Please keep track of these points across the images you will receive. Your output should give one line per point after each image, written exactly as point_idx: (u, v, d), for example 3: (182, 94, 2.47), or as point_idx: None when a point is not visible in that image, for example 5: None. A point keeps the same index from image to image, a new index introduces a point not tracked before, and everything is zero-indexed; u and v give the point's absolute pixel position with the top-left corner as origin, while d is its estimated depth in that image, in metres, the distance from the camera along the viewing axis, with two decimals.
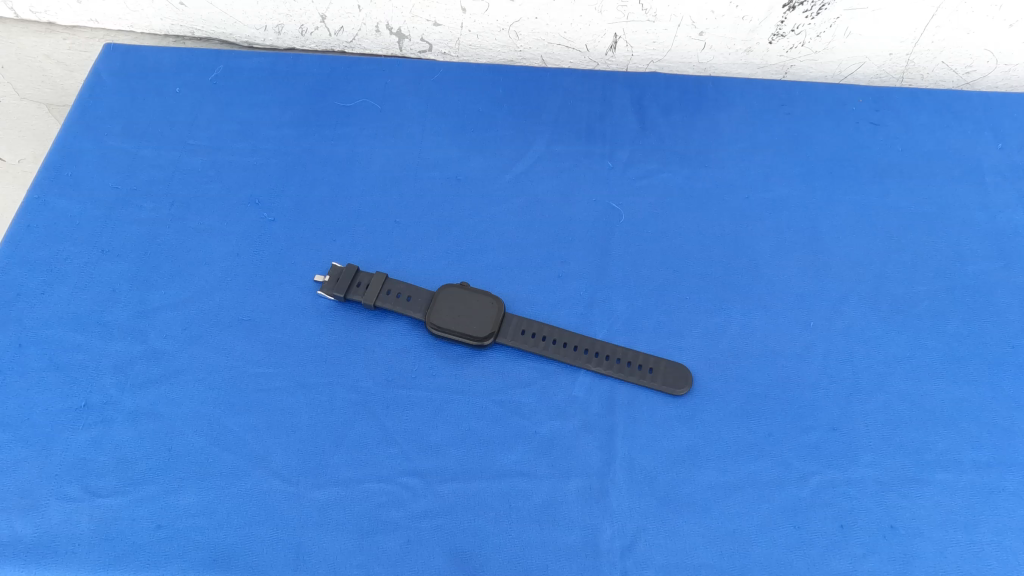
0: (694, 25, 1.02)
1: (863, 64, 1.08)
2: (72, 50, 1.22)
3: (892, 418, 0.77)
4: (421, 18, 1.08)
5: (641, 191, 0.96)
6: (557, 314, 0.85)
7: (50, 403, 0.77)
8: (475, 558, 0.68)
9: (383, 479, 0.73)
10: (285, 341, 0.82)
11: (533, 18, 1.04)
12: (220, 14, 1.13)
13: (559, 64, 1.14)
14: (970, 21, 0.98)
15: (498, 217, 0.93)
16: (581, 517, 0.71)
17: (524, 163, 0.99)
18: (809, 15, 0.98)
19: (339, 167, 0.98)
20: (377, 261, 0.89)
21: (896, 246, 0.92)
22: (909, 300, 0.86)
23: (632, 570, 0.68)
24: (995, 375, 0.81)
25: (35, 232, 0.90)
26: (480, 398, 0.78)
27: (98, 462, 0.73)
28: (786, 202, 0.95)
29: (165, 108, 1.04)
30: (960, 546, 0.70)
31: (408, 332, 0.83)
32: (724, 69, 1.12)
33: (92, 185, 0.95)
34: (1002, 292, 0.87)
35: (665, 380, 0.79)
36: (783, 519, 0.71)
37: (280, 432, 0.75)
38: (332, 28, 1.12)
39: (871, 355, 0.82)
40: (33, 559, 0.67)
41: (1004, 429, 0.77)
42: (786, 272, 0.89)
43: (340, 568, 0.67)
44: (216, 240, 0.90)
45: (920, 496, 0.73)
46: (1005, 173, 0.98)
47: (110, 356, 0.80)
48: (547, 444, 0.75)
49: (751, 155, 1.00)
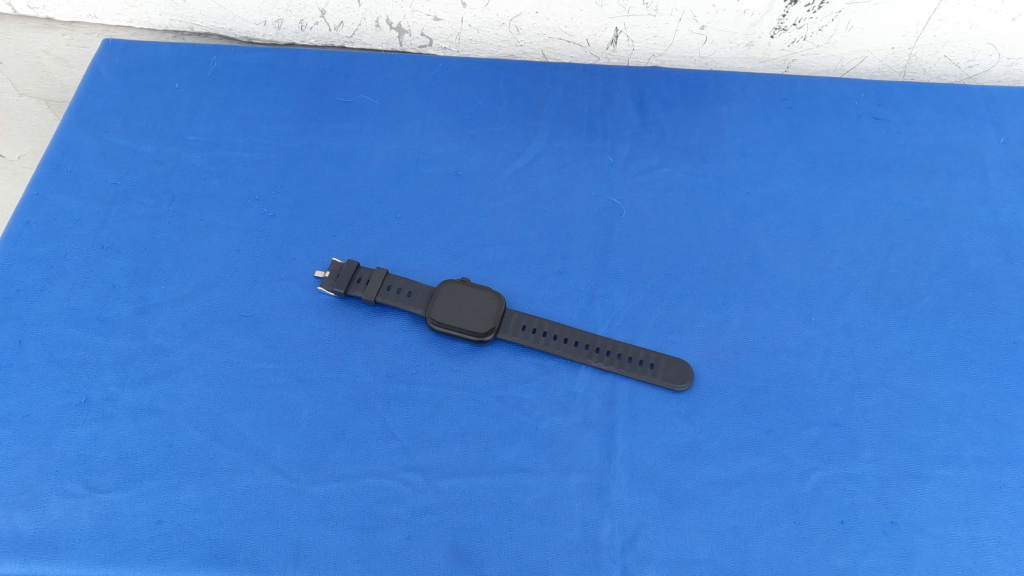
0: (695, 18, 1.02)
1: (865, 58, 1.08)
2: (71, 45, 1.22)
3: (892, 415, 0.77)
4: (421, 13, 1.07)
5: (641, 186, 0.96)
6: (557, 310, 0.85)
7: (50, 400, 0.77)
8: (474, 554, 0.69)
9: (383, 474, 0.73)
10: (286, 338, 0.82)
11: (534, 13, 1.04)
12: (220, 10, 1.13)
13: (560, 58, 1.14)
14: (973, 15, 0.98)
15: (498, 212, 0.93)
16: (581, 513, 0.71)
17: (525, 158, 0.99)
18: (811, 9, 0.98)
19: (340, 163, 0.98)
20: (377, 256, 0.89)
21: (897, 240, 0.91)
22: (909, 296, 0.86)
23: (632, 566, 0.68)
24: (996, 372, 0.81)
25: (34, 228, 0.90)
26: (480, 394, 0.78)
27: (98, 458, 0.73)
28: (787, 197, 0.95)
29: (160, 104, 1.04)
30: (960, 541, 0.70)
31: (409, 327, 0.84)
32: (725, 63, 1.11)
33: (91, 180, 0.95)
34: (1004, 287, 0.87)
35: (666, 375, 0.79)
36: (783, 515, 0.71)
37: (281, 428, 0.76)
38: (332, 23, 1.12)
39: (872, 351, 0.82)
40: (34, 554, 0.67)
41: (1005, 425, 0.77)
42: (787, 268, 0.89)
43: (340, 563, 0.68)
44: (217, 236, 0.90)
45: (921, 492, 0.73)
46: (1007, 168, 0.98)
47: (111, 353, 0.81)
48: (547, 440, 0.76)
49: (752, 150, 1.00)
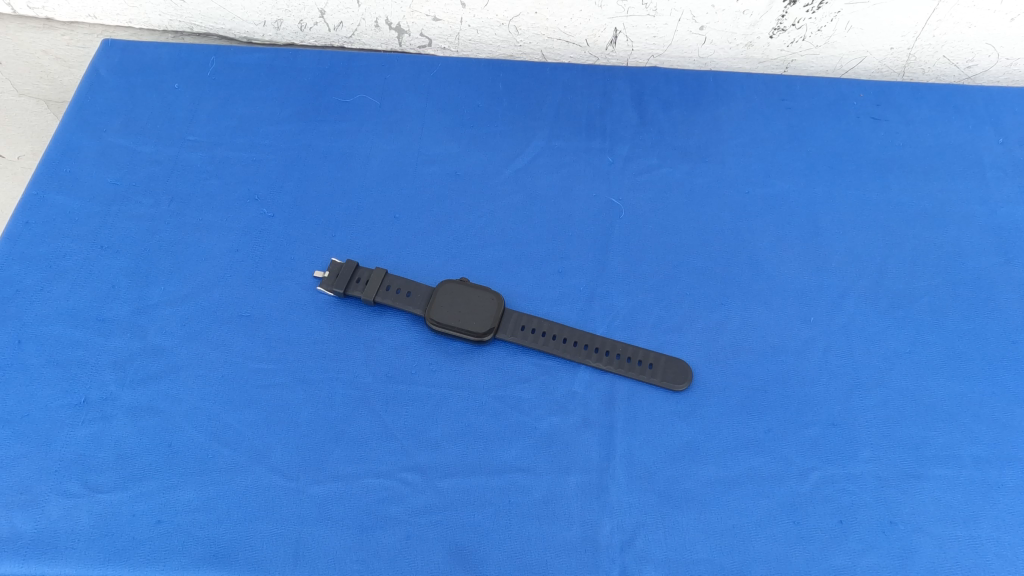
0: (694, 19, 1.02)
1: (864, 58, 1.08)
2: (71, 46, 1.22)
3: (891, 414, 0.77)
4: (421, 13, 1.07)
5: (641, 186, 0.96)
6: (557, 310, 0.85)
7: (50, 400, 0.77)
8: (473, 554, 0.69)
9: (382, 474, 0.73)
10: (285, 338, 0.82)
11: (533, 13, 1.04)
12: (220, 10, 1.13)
13: (559, 59, 1.14)
14: (972, 15, 0.98)
15: (498, 212, 0.93)
16: (580, 512, 0.71)
17: (524, 158, 0.99)
18: (810, 9, 0.98)
19: (339, 163, 0.98)
20: (376, 256, 0.89)
21: (896, 240, 0.91)
22: (908, 296, 0.86)
23: (631, 565, 0.68)
24: (995, 371, 0.81)
25: (33, 228, 0.90)
26: (480, 393, 0.78)
27: (97, 458, 0.73)
28: (786, 197, 0.95)
29: (159, 104, 1.04)
30: (959, 540, 0.70)
31: (408, 327, 0.84)
32: (724, 63, 1.11)
33: (90, 180, 0.95)
34: (1003, 287, 0.87)
35: (665, 375, 0.79)
36: (782, 515, 0.71)
37: (280, 428, 0.76)
38: (331, 23, 1.12)
39: (871, 351, 0.82)
40: (33, 554, 0.67)
41: (1004, 425, 0.77)
42: (786, 267, 0.89)
43: (340, 563, 0.68)
44: (216, 236, 0.90)
45: (919, 492, 0.73)
46: (1006, 167, 0.98)
47: (110, 353, 0.81)
48: (546, 440, 0.76)
49: (752, 150, 1.00)
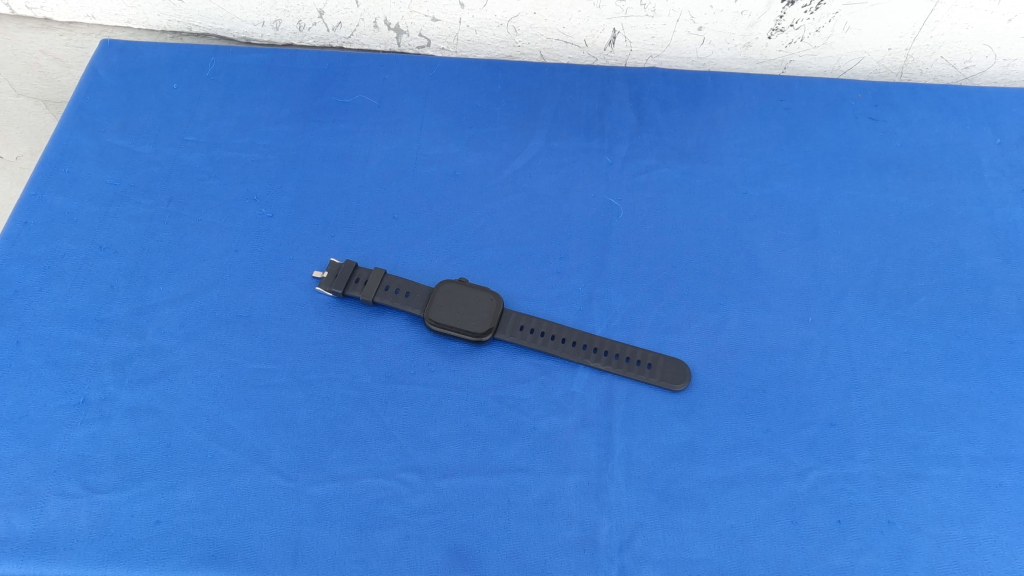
0: (693, 20, 1.02)
1: (863, 59, 1.08)
2: (69, 46, 1.22)
3: (889, 414, 0.78)
4: (419, 14, 1.07)
5: (640, 186, 0.96)
6: (555, 310, 0.85)
7: (49, 400, 0.77)
8: (473, 554, 0.69)
9: (382, 474, 0.73)
10: (284, 338, 0.82)
11: (532, 14, 1.04)
12: (219, 10, 1.13)
13: (558, 59, 1.14)
14: (968, 15, 0.98)
15: (497, 212, 0.94)
16: (579, 512, 0.71)
17: (523, 158, 0.99)
18: (808, 10, 0.98)
19: (338, 163, 0.98)
20: (375, 256, 0.89)
21: (894, 240, 0.92)
22: (906, 296, 0.87)
23: (630, 565, 0.68)
24: (993, 372, 0.81)
25: (33, 228, 0.90)
26: (479, 394, 0.78)
27: (96, 458, 0.73)
28: (785, 198, 0.95)
29: (157, 105, 1.04)
30: (957, 540, 0.70)
31: (407, 328, 0.84)
32: (723, 64, 1.11)
33: (89, 180, 0.95)
34: (1000, 287, 0.88)
35: (664, 375, 0.79)
36: (781, 515, 0.72)
37: (279, 428, 0.76)
38: (330, 24, 1.12)
39: (870, 351, 0.82)
40: (33, 554, 0.67)
41: (1002, 425, 0.77)
42: (785, 267, 0.89)
43: (339, 563, 0.68)
44: (215, 236, 0.90)
45: (917, 492, 0.73)
46: (1003, 168, 0.98)
47: (109, 353, 0.81)
48: (545, 440, 0.76)
49: (750, 150, 1.00)
